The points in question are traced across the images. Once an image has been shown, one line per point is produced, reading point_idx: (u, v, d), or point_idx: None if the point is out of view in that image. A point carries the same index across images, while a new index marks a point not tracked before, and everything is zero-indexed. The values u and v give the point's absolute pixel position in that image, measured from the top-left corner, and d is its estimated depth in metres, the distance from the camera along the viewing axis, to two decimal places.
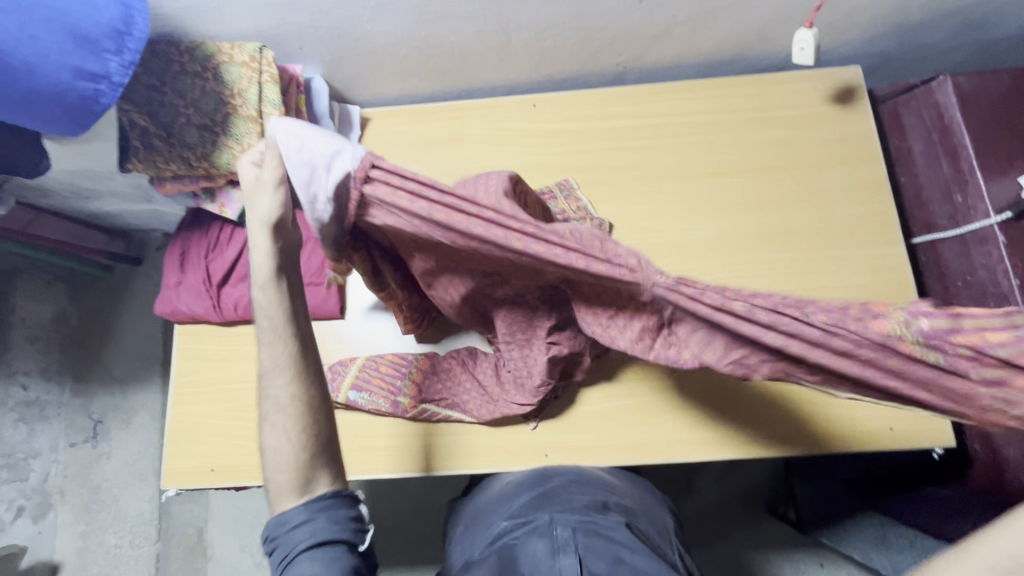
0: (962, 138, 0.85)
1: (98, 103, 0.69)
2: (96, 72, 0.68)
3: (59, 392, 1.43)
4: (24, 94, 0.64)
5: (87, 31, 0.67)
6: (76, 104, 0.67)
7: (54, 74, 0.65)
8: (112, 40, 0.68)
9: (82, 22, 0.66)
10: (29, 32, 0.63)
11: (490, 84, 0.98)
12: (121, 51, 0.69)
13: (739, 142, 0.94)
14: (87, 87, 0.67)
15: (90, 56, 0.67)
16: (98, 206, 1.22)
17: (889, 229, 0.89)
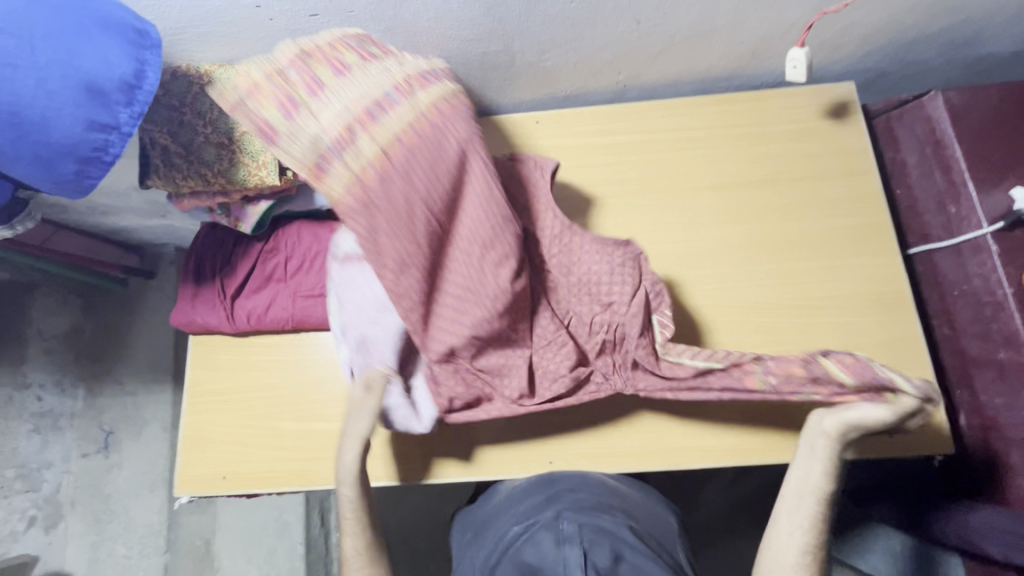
0: (954, 151, 0.88)
1: (109, 154, 0.67)
2: (107, 124, 0.66)
3: (72, 403, 1.46)
4: (41, 147, 0.63)
5: (99, 84, 0.64)
6: (87, 156, 0.65)
7: (66, 128, 0.64)
8: (122, 93, 0.66)
9: (97, 78, 0.64)
10: (46, 87, 0.62)
11: (494, 102, 1.01)
12: (132, 103, 0.67)
13: (736, 156, 0.96)
14: (98, 138, 0.65)
15: (101, 109, 0.65)
16: (115, 221, 1.26)
17: (886, 240, 0.91)
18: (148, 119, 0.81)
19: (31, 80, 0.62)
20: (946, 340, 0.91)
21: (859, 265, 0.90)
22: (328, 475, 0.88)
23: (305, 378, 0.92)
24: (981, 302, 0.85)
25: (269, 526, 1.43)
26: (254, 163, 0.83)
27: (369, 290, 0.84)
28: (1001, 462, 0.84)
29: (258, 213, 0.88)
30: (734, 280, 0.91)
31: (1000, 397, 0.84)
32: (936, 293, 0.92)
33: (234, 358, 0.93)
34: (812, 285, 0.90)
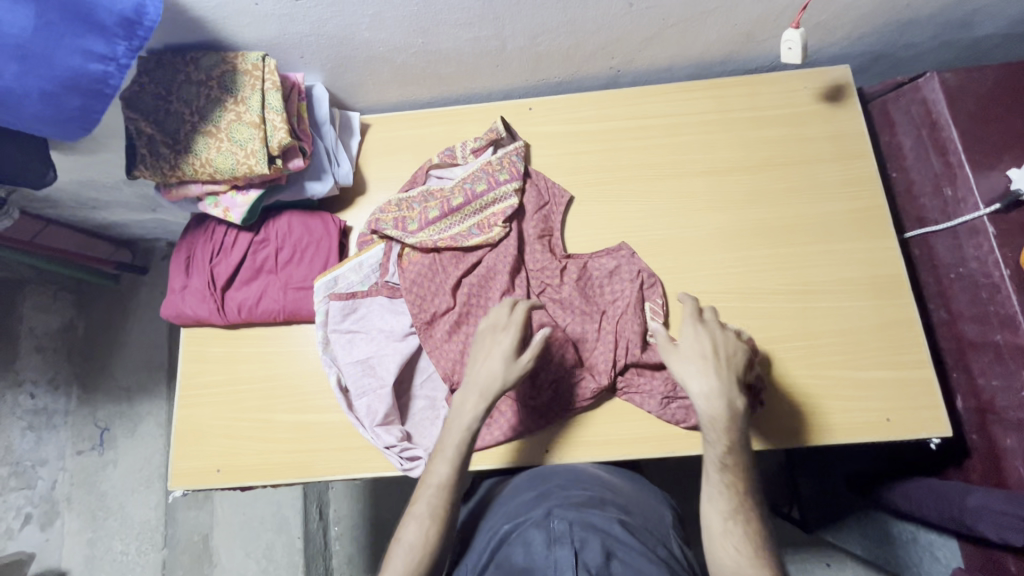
0: (950, 133, 0.87)
1: (109, 85, 0.69)
2: (105, 55, 0.67)
3: (66, 401, 1.45)
4: (46, 80, 0.66)
5: (99, 16, 0.65)
6: (89, 89, 0.68)
7: (67, 59, 0.66)
8: (122, 27, 0.66)
9: (96, 9, 0.65)
10: (46, 18, 0.63)
11: (487, 89, 1.00)
12: (131, 37, 0.67)
13: (731, 141, 0.96)
14: (97, 70, 0.68)
15: (100, 39, 0.66)
16: (105, 215, 1.25)
17: (881, 224, 0.90)
18: (134, 108, 0.80)
19: (32, 15, 0.62)
20: (942, 323, 0.91)
21: (855, 249, 0.90)
22: (322, 467, 0.87)
23: (298, 370, 0.91)
24: (978, 285, 0.85)
25: (267, 522, 1.43)
26: (241, 151, 0.81)
27: (376, 301, 0.89)
28: (997, 445, 0.83)
29: (247, 203, 0.87)
30: (730, 266, 0.90)
31: (997, 379, 0.83)
32: (933, 277, 0.92)
33: (227, 351, 0.92)
34: (808, 270, 0.89)
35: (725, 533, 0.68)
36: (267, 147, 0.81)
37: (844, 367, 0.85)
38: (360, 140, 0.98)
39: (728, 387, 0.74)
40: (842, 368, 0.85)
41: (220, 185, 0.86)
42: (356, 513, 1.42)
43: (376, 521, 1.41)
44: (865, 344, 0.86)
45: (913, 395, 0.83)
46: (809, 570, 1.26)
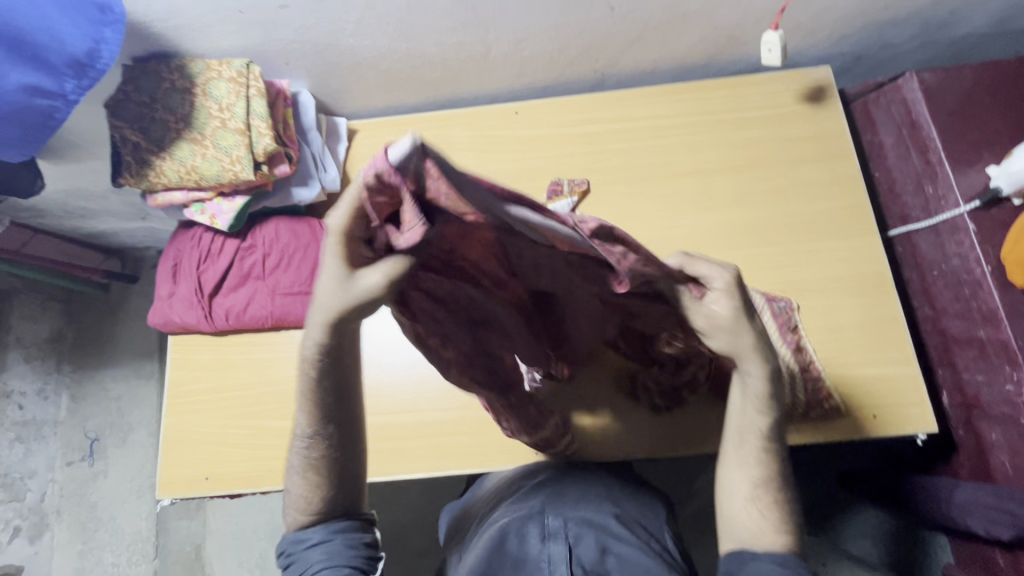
0: (930, 132, 0.88)
1: (53, 118, 0.71)
2: (52, 90, 0.69)
3: (56, 411, 1.44)
4: None
5: (49, 57, 0.68)
6: (34, 121, 0.70)
7: (12, 94, 0.67)
8: (72, 67, 0.69)
9: (46, 50, 0.67)
10: None
11: (473, 94, 1.01)
12: (81, 76, 0.70)
13: (716, 142, 0.96)
14: (43, 104, 0.69)
15: (49, 77, 0.69)
16: (93, 224, 1.24)
17: (865, 222, 0.91)
18: (118, 116, 0.80)
19: None
20: (928, 319, 0.92)
21: (840, 247, 0.90)
22: None
23: (288, 376, 0.91)
24: (961, 281, 0.85)
25: (259, 531, 1.42)
26: (227, 159, 0.81)
27: None
28: (983, 439, 0.84)
29: (233, 210, 0.87)
30: None
31: (981, 375, 0.84)
32: (918, 273, 0.93)
33: (215, 357, 0.92)
34: (792, 269, 0.90)
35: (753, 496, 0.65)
36: (252, 153, 0.82)
37: (831, 365, 0.86)
38: (348, 145, 0.99)
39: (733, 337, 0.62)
40: (828, 366, 0.86)
41: (205, 191, 0.86)
42: None
43: None
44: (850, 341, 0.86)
45: (900, 390, 0.84)
46: None
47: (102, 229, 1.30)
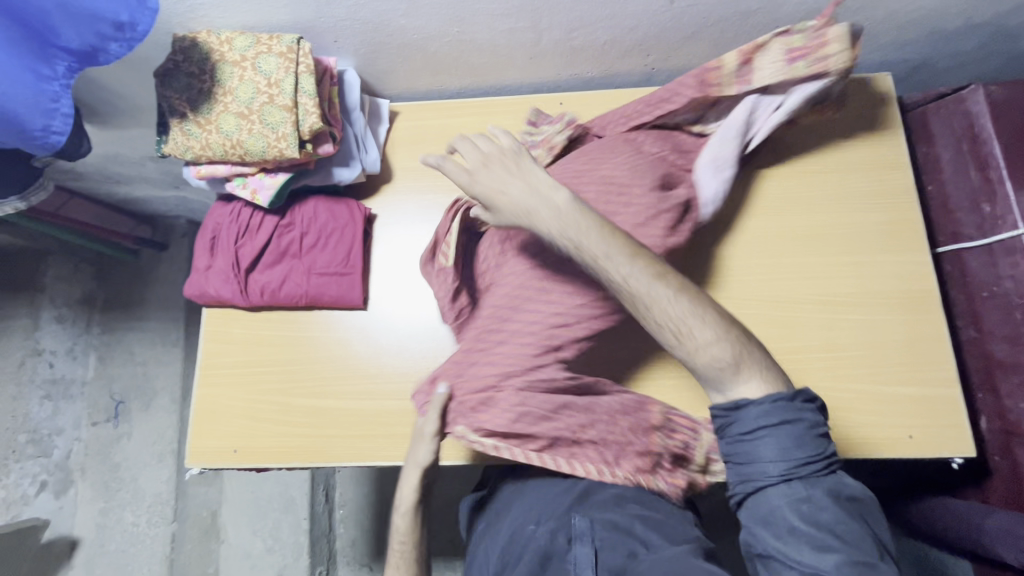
0: (992, 148, 0.85)
1: (59, 106, 0.70)
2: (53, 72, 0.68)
3: (84, 372, 1.48)
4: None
5: (49, 41, 0.67)
6: (45, 109, 0.69)
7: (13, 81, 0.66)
8: (73, 51, 0.68)
9: (46, 34, 0.66)
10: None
11: (517, 81, 0.99)
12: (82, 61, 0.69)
13: (765, 146, 0.94)
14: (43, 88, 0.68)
15: (44, 61, 0.67)
16: (129, 189, 1.25)
17: (916, 238, 0.88)
18: (168, 85, 0.81)
19: None
20: (970, 341, 0.89)
21: (885, 262, 0.88)
22: (337, 453, 0.87)
23: (318, 356, 0.91)
24: (1011, 305, 0.83)
25: (275, 500, 1.45)
26: (273, 135, 0.81)
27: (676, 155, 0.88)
28: (1019, 467, 0.82)
29: (276, 185, 0.87)
30: (755, 272, 0.89)
31: None
32: (964, 294, 0.90)
33: (248, 331, 0.92)
34: (833, 280, 0.88)
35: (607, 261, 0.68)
36: (298, 131, 0.81)
37: (872, 383, 0.84)
38: (388, 127, 0.98)
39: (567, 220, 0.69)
40: (865, 383, 0.84)
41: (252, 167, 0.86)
42: (362, 497, 1.43)
43: (381, 505, 1.42)
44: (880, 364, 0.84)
45: (940, 412, 0.82)
46: None
47: (137, 196, 1.31)
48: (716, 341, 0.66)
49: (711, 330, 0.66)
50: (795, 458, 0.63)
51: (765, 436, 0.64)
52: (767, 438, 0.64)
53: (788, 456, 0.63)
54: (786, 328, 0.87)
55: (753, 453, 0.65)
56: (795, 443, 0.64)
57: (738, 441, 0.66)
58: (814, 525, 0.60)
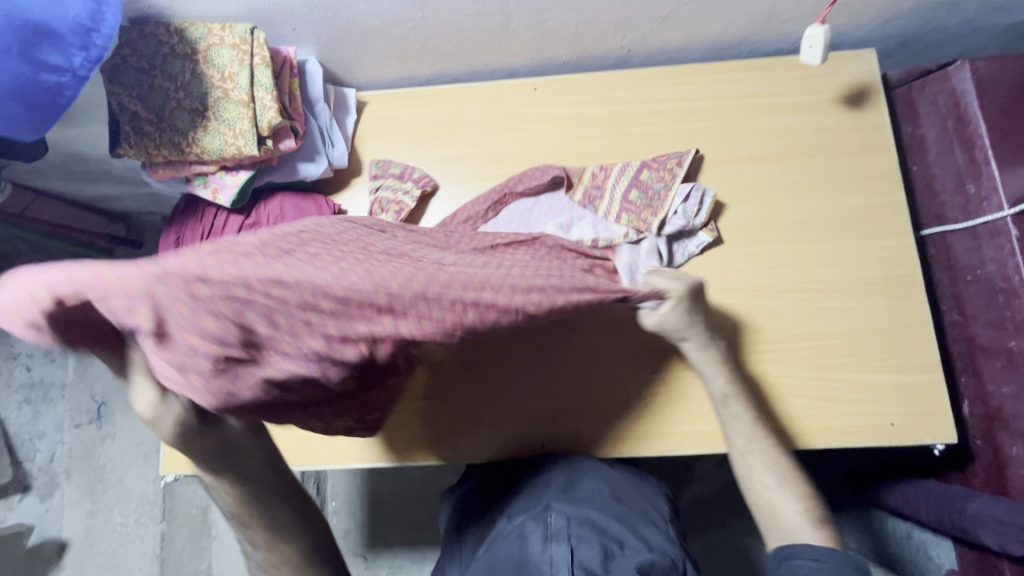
0: (978, 127, 0.82)
1: (62, 95, 0.69)
2: (60, 66, 0.68)
3: (64, 374, 1.45)
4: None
5: (52, 26, 0.67)
6: (43, 97, 0.68)
7: (17, 68, 0.65)
8: (78, 35, 0.68)
9: (50, 20, 0.67)
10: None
11: (490, 67, 0.95)
12: (87, 46, 0.69)
13: (746, 129, 0.91)
14: (49, 80, 0.68)
15: (53, 50, 0.67)
16: (97, 187, 1.21)
17: (900, 221, 0.86)
18: (116, 82, 0.77)
19: None
20: (955, 325, 0.88)
21: (868, 247, 0.86)
22: (313, 456, 0.86)
23: None
24: (995, 289, 0.81)
25: None
26: (230, 132, 0.78)
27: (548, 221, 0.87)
28: (1001, 452, 0.81)
29: (237, 184, 0.84)
30: (738, 260, 0.87)
31: (1007, 387, 0.80)
32: (949, 276, 0.89)
33: None
34: (818, 267, 0.86)
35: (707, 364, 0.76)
36: (256, 127, 0.78)
37: (855, 371, 0.82)
38: (356, 118, 0.94)
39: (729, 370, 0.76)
40: (849, 371, 0.83)
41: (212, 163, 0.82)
42: (353, 490, 1.43)
43: (372, 497, 1.42)
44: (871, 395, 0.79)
45: (921, 399, 0.81)
46: None
47: (107, 194, 1.27)
48: (795, 497, 0.69)
49: (799, 504, 0.69)
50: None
51: (822, 564, 0.62)
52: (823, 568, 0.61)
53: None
54: (767, 317, 0.85)
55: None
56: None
57: (790, 562, 0.63)
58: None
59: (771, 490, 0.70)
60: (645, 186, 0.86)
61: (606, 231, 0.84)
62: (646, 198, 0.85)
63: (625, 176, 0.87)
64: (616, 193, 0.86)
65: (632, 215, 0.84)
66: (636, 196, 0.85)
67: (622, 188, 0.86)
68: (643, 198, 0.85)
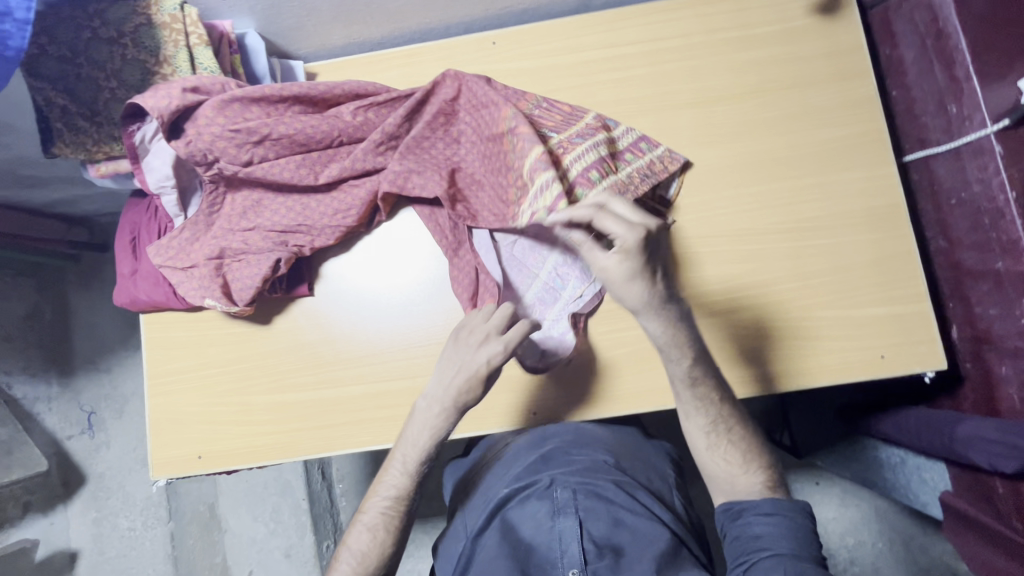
0: (958, 41, 0.78)
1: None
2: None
3: (47, 388, 1.42)
4: None
5: None
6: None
7: None
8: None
9: None
10: None
11: (445, 23, 0.90)
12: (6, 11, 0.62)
13: (719, 66, 0.87)
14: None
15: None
16: (49, 192, 1.15)
17: (881, 149, 0.84)
18: (38, 76, 0.70)
19: None
20: (941, 251, 0.87)
21: (851, 179, 0.84)
22: (306, 445, 0.85)
23: (268, 349, 0.86)
24: (980, 211, 0.79)
25: (270, 487, 1.44)
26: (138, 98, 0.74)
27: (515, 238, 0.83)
28: (992, 373, 0.81)
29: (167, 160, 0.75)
30: (718, 206, 0.84)
31: (994, 309, 0.80)
32: (933, 202, 0.87)
33: (190, 334, 0.86)
34: (800, 205, 0.84)
35: (626, 283, 0.64)
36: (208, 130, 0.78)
37: (843, 308, 0.81)
38: None
39: (655, 296, 0.65)
40: (838, 308, 0.81)
41: (177, 156, 0.75)
42: (358, 469, 1.43)
43: (377, 474, 1.43)
44: (853, 350, 0.80)
45: (909, 329, 0.80)
46: (800, 491, 1.28)
47: (59, 199, 1.20)
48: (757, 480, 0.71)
49: (758, 475, 0.71)
50: (805, 546, 0.64)
51: (773, 519, 0.66)
52: (776, 523, 0.66)
53: (798, 541, 0.64)
54: (752, 262, 0.83)
55: (761, 537, 0.65)
56: (803, 536, 0.65)
57: (742, 520, 0.68)
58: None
59: (705, 451, 0.73)
60: (641, 153, 0.82)
61: (563, 280, 0.82)
62: (609, 181, 0.78)
63: (598, 145, 0.80)
64: (577, 134, 0.81)
65: (586, 188, 0.77)
66: (631, 157, 0.82)
67: (581, 169, 0.78)
68: (640, 162, 0.82)
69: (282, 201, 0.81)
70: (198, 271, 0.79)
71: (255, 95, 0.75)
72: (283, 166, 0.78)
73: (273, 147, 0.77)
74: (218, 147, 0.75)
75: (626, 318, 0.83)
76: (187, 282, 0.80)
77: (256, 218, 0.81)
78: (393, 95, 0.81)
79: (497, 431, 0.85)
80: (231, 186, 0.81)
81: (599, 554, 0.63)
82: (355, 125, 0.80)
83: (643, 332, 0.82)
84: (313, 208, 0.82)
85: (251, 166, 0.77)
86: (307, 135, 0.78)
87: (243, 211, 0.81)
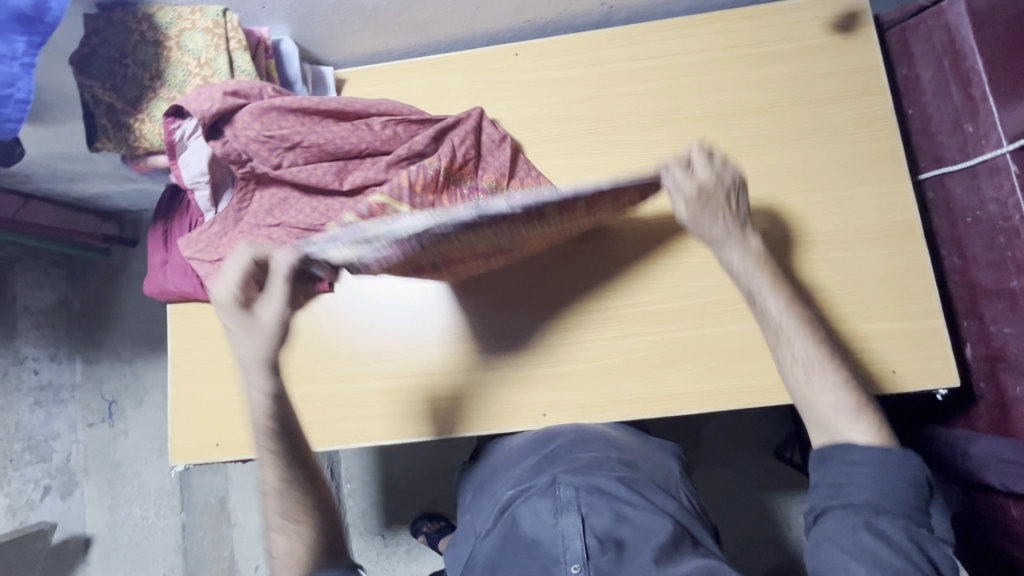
0: (974, 63, 0.79)
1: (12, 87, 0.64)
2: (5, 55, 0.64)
3: (72, 375, 1.46)
4: None
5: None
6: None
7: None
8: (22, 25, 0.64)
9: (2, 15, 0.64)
10: None
11: (470, 35, 0.93)
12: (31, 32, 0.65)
13: (736, 80, 0.89)
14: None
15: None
16: (85, 187, 1.20)
17: (896, 166, 0.85)
18: (86, 74, 0.75)
19: None
20: (955, 269, 0.87)
21: (865, 195, 0.84)
22: (322, 438, 0.87)
23: (288, 344, 0.89)
24: (995, 229, 0.79)
25: None
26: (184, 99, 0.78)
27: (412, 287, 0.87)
28: (1006, 392, 0.81)
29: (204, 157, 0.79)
30: None
31: (1009, 328, 0.79)
32: (949, 220, 0.87)
33: (214, 324, 0.90)
34: (814, 218, 0.85)
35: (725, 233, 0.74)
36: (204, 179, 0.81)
37: (854, 321, 0.82)
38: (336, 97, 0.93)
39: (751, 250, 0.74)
40: (849, 323, 0.82)
41: (213, 153, 0.78)
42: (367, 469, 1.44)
43: (385, 476, 1.44)
44: (865, 364, 0.81)
45: (922, 344, 0.80)
46: None
47: (94, 193, 1.25)
48: (861, 429, 0.69)
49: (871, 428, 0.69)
50: (889, 495, 0.64)
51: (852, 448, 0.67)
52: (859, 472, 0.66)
53: (886, 498, 0.64)
54: None
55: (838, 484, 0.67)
56: (895, 481, 0.65)
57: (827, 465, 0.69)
58: (885, 542, 0.61)
59: (802, 382, 0.72)
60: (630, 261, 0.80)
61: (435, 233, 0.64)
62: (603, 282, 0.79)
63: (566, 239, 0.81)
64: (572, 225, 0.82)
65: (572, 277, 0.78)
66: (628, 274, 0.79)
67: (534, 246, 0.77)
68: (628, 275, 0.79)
69: (307, 201, 0.84)
70: (224, 264, 0.83)
71: (293, 105, 0.78)
72: (310, 172, 0.81)
73: (302, 153, 0.81)
74: (252, 148, 0.79)
75: (638, 325, 0.85)
76: (213, 275, 0.83)
77: (281, 215, 0.84)
78: (427, 116, 0.85)
79: (507, 432, 0.86)
80: (260, 183, 0.84)
81: (600, 548, 0.63)
82: (377, 143, 0.83)
83: (653, 339, 0.84)
84: (327, 217, 0.84)
85: (280, 169, 0.81)
86: (337, 144, 0.81)
87: (270, 207, 0.84)
